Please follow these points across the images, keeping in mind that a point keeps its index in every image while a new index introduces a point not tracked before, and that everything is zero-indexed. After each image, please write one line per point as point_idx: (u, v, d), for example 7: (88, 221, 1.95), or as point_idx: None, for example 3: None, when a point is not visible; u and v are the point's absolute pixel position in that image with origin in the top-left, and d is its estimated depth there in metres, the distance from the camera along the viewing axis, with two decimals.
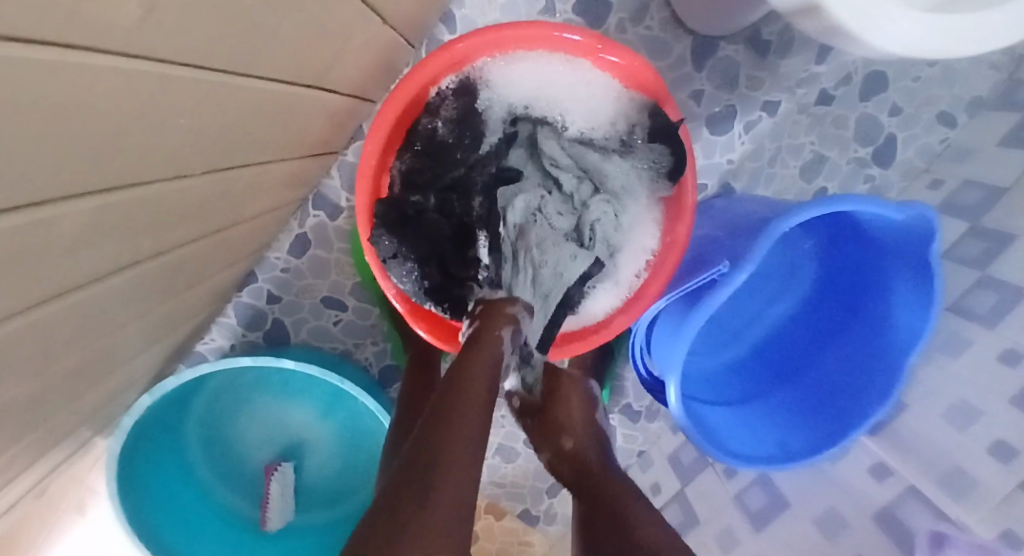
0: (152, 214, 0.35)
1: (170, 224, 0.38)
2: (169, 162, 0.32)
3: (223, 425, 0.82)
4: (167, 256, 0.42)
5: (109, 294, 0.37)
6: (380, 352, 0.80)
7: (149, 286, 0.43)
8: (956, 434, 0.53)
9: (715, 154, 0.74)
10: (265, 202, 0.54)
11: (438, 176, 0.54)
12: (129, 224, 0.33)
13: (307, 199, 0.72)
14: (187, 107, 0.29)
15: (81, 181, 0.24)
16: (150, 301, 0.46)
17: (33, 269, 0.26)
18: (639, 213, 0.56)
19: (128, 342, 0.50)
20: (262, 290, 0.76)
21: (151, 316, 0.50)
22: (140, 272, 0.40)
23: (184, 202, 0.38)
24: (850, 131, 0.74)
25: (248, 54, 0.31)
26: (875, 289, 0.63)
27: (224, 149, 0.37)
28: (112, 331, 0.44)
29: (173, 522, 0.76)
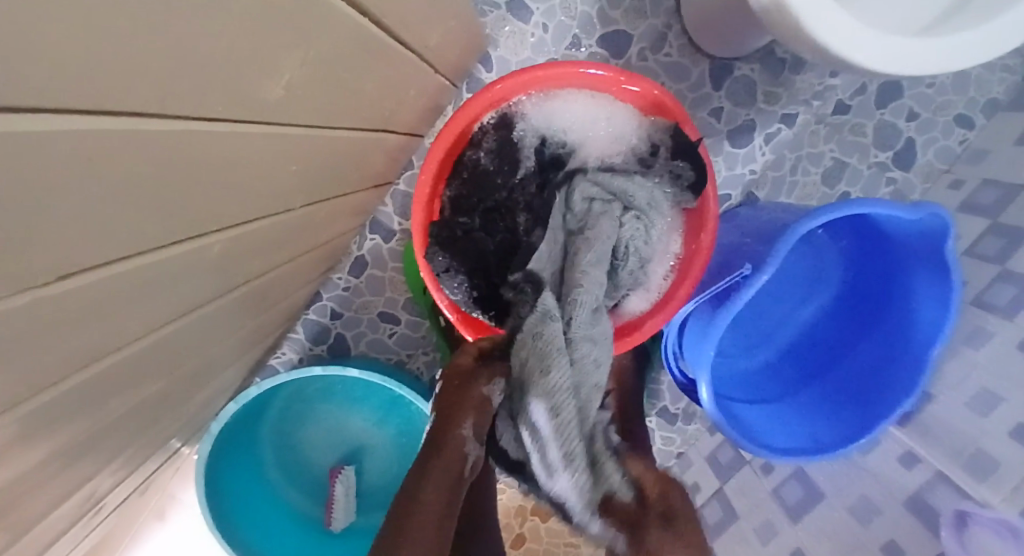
0: (262, 239, 0.43)
1: (269, 246, 0.46)
2: (277, 195, 0.39)
3: (289, 432, 0.90)
4: (265, 275, 0.50)
5: (223, 307, 0.46)
6: (430, 362, 0.87)
7: (248, 300, 0.51)
8: (981, 421, 0.56)
9: (737, 166, 0.79)
10: (332, 227, 0.62)
11: (484, 199, 0.60)
12: (245, 246, 0.41)
13: (364, 225, 0.81)
14: (288, 152, 0.36)
15: (216, 206, 0.31)
16: (246, 315, 0.55)
17: (180, 277, 0.34)
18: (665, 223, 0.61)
19: (225, 349, 0.58)
20: (327, 307, 0.84)
21: (244, 327, 0.58)
22: (244, 287, 0.48)
23: (280, 229, 0.45)
24: (868, 138, 0.77)
25: (339, 103, 0.39)
26: (899, 286, 0.66)
27: (313, 183, 0.45)
28: (220, 340, 0.53)
29: (247, 520, 0.83)
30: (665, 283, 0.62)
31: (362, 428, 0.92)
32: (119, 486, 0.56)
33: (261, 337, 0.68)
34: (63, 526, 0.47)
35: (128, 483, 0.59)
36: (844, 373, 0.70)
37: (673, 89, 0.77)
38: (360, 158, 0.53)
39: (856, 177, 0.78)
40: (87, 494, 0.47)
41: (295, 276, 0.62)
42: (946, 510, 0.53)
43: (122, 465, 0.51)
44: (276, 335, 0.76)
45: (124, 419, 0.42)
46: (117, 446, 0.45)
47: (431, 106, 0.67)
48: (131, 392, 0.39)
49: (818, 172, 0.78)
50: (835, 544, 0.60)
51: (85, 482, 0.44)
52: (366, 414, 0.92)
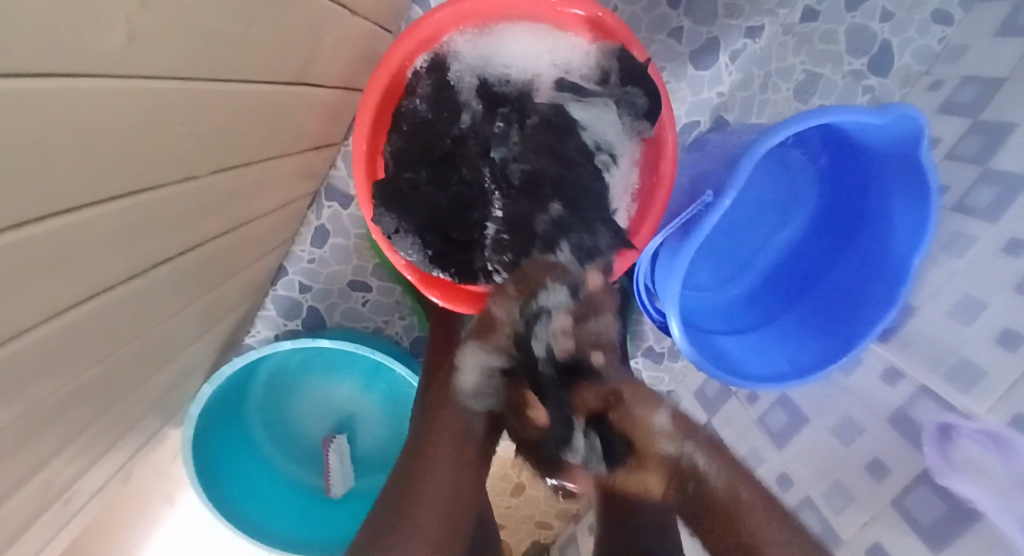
0: (172, 209, 0.40)
1: (190, 220, 0.44)
2: (172, 162, 0.36)
3: (277, 409, 0.91)
4: (194, 250, 0.47)
5: (150, 288, 0.44)
6: (408, 327, 0.86)
7: (185, 279, 0.49)
8: (965, 328, 0.53)
9: (704, 90, 0.75)
10: (273, 196, 0.59)
11: (429, 150, 0.57)
12: (156, 221, 0.38)
13: (319, 191, 0.78)
14: (176, 114, 0.33)
15: (95, 182, 0.29)
16: (189, 295, 0.53)
17: (82, 258, 0.31)
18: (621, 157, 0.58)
19: (177, 332, 0.56)
20: (295, 282, 0.82)
21: (193, 306, 0.56)
22: (174, 267, 0.46)
23: (199, 202, 0.43)
24: (840, 45, 0.72)
25: (233, 54, 0.35)
26: (879, 198, 0.62)
27: (224, 148, 0.42)
28: (162, 324, 0.51)
29: (243, 495, 0.85)
30: (627, 218, 0.59)
31: (349, 397, 0.92)
32: (87, 473, 0.56)
33: (220, 316, 0.67)
34: (27, 516, 0.47)
35: (96, 472, 0.59)
36: (823, 294, 0.68)
37: (628, 13, 0.72)
38: (283, 118, 0.50)
39: (831, 87, 0.73)
40: (45, 485, 0.47)
41: (242, 249, 0.60)
42: (927, 424, 0.51)
43: (80, 456, 0.51)
44: (241, 312, 0.75)
45: (59, 413, 0.41)
46: (65, 439, 0.45)
47: (365, 58, 0.63)
48: (59, 386, 0.38)
49: (790, 86, 0.74)
50: (817, 465, 0.61)
51: (35, 473, 0.44)
52: (350, 383, 0.91)
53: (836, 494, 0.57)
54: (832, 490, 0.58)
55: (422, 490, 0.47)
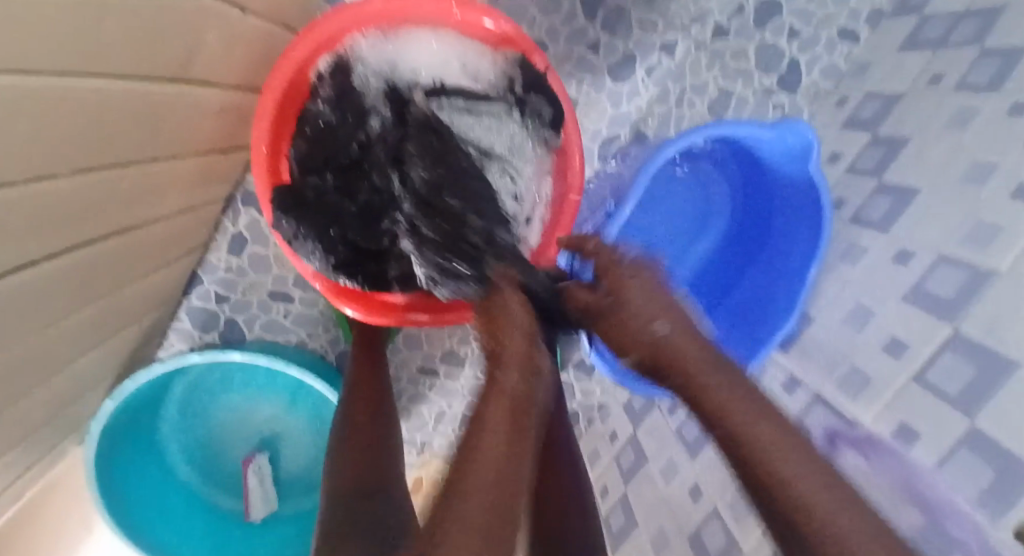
0: (34, 208, 0.36)
1: (62, 220, 0.41)
2: (34, 159, 0.33)
3: (194, 427, 0.86)
4: (63, 255, 0.44)
5: (23, 293, 0.41)
6: (333, 339, 0.84)
7: (61, 284, 0.46)
8: (855, 336, 0.55)
9: (623, 103, 0.76)
10: (166, 199, 0.56)
11: (334, 156, 0.56)
12: (24, 220, 0.36)
13: (235, 197, 0.75)
14: (47, 103, 0.31)
15: None
16: (68, 303, 0.49)
17: None
18: (529, 166, 0.59)
19: (61, 341, 0.52)
20: (210, 292, 0.79)
21: (78, 313, 0.52)
22: (47, 271, 0.43)
23: (68, 200, 0.40)
24: (751, 62, 0.75)
25: (105, 45, 0.34)
26: (783, 211, 0.65)
27: (95, 142, 0.39)
28: (37, 333, 0.47)
29: (156, 519, 0.80)
30: (540, 227, 0.59)
31: (271, 415, 0.88)
32: None
33: (116, 327, 0.63)
34: None
35: None
36: (734, 301, 0.70)
37: (546, 26, 0.73)
38: (167, 117, 0.48)
39: (743, 103, 0.76)
40: None
41: (133, 256, 0.56)
42: (820, 430, 0.53)
43: None
44: (145, 324, 0.71)
45: None
46: None
47: (262, 60, 0.61)
48: None
49: (704, 101, 0.76)
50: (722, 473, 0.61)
51: None
52: (272, 400, 0.88)
53: (737, 504, 0.56)
54: (735, 499, 0.57)
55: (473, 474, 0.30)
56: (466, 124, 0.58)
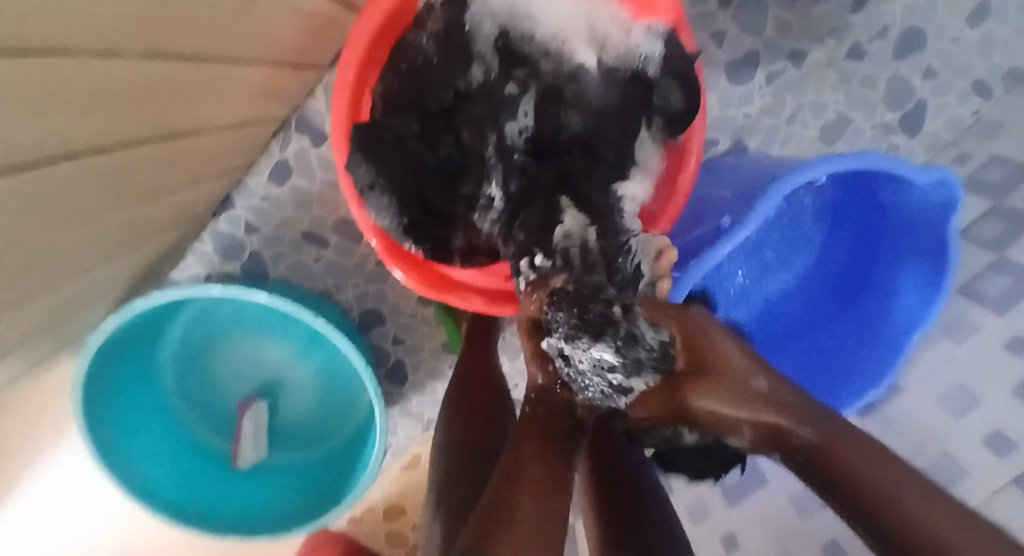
0: (83, 86, 0.28)
1: (119, 102, 0.33)
2: (89, 32, 0.25)
3: (194, 356, 0.80)
4: (112, 146, 0.36)
5: (61, 181, 0.33)
6: (361, 296, 0.78)
7: (101, 178, 0.39)
8: (954, 421, 0.50)
9: (732, 107, 0.69)
10: (224, 104, 0.48)
11: (426, 99, 0.49)
12: (82, 94, 0.28)
13: (289, 121, 0.66)
14: None
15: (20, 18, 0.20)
16: (103, 203, 0.42)
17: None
18: (647, 153, 0.52)
19: (83, 243, 0.45)
20: (240, 218, 0.71)
21: (109, 212, 0.45)
22: (92, 159, 0.35)
23: (130, 79, 0.33)
24: (878, 93, 0.68)
25: None
26: (879, 268, 0.60)
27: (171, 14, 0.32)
28: (66, 231, 0.40)
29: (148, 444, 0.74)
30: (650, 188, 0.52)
31: (277, 360, 0.82)
32: None
33: (138, 236, 0.56)
34: None
35: None
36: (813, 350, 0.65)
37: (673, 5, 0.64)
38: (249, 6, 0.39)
39: (857, 135, 0.69)
40: None
41: (173, 163, 0.49)
42: None
43: None
44: (166, 238, 0.64)
45: None
46: None
47: None
48: None
49: (818, 122, 0.69)
50: (769, 533, 0.58)
51: None
52: (281, 346, 0.82)
53: None
54: None
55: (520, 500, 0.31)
56: (577, 92, 0.49)
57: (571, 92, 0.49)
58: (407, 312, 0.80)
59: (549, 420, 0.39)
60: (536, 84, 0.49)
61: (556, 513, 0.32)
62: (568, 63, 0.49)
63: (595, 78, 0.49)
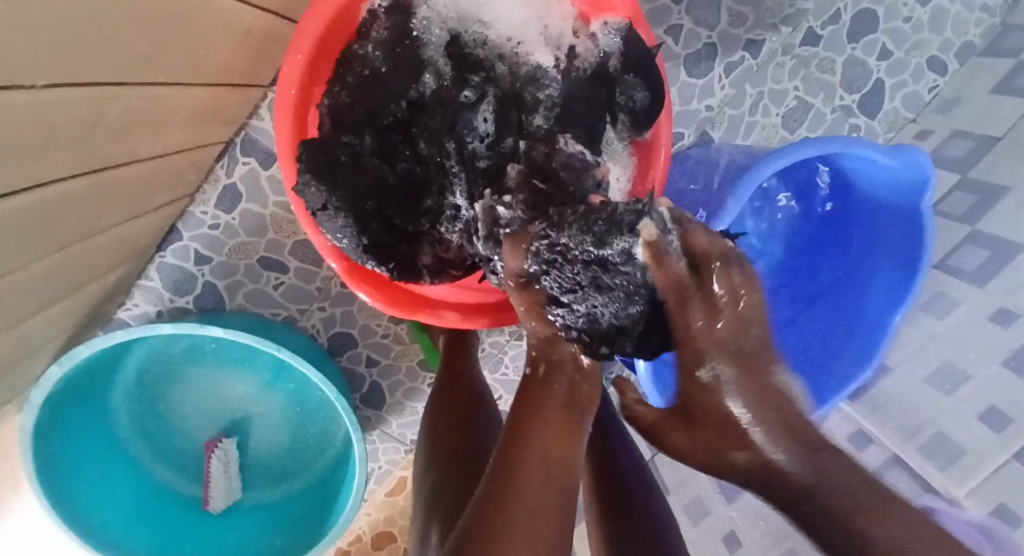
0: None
1: (38, 146, 0.29)
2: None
3: (151, 400, 0.74)
4: (32, 191, 0.32)
5: None
6: (328, 319, 0.74)
7: (24, 228, 0.34)
8: (944, 399, 0.50)
9: (694, 100, 0.68)
10: (157, 133, 0.44)
11: (378, 111, 0.46)
12: None
13: (234, 143, 0.62)
14: None
15: None
16: (29, 253, 0.38)
17: None
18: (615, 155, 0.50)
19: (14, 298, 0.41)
20: (189, 250, 0.67)
21: (39, 263, 0.40)
22: (12, 209, 0.31)
23: (48, 119, 0.29)
24: (836, 77, 0.68)
25: None
26: (856, 249, 0.60)
27: (88, 44, 0.28)
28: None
29: (109, 498, 0.68)
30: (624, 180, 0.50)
31: (243, 393, 0.78)
32: None
33: (79, 281, 0.51)
34: None
35: None
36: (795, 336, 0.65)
37: None
38: (176, 25, 0.36)
39: (818, 119, 0.70)
40: None
41: (105, 201, 0.44)
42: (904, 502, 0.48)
43: None
44: (109, 279, 0.59)
45: None
46: None
47: None
48: None
49: (780, 109, 0.69)
50: (768, 529, 0.56)
51: None
52: (246, 379, 0.77)
53: None
54: None
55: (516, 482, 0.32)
56: (535, 94, 0.48)
57: (530, 96, 0.48)
58: (379, 333, 0.76)
59: (549, 382, 0.39)
60: (493, 88, 0.47)
61: (557, 479, 0.34)
62: (525, 64, 0.47)
63: (554, 78, 0.48)
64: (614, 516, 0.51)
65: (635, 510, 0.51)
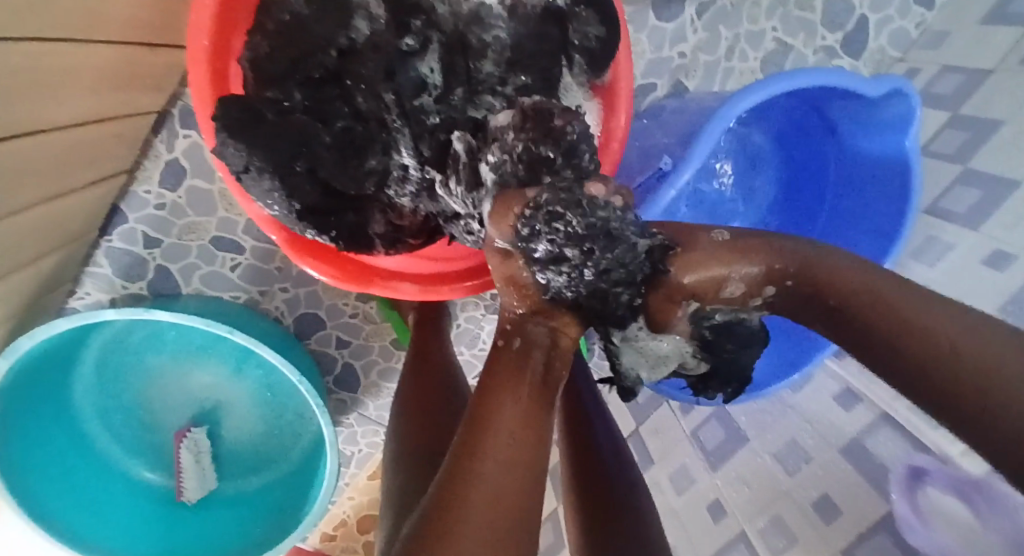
0: None
1: None
2: None
3: (114, 391, 0.72)
4: None
5: None
6: (291, 301, 0.70)
7: None
8: None
9: (666, 48, 0.63)
10: (60, 99, 0.40)
11: (304, 63, 0.42)
12: None
13: (171, 114, 0.58)
14: None
15: None
16: None
17: None
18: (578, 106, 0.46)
19: None
20: (137, 233, 0.63)
21: None
22: None
23: None
24: (817, 14, 0.63)
25: None
26: (848, 198, 0.56)
27: None
28: None
29: (76, 494, 0.66)
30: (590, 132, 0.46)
31: (212, 382, 0.75)
32: None
33: (5, 268, 0.48)
34: None
35: None
36: None
37: None
38: None
39: (798, 62, 0.65)
40: None
41: (13, 178, 0.41)
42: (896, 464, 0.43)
43: None
44: (46, 266, 0.55)
45: None
46: None
47: None
48: None
49: (758, 52, 0.64)
50: (754, 496, 0.53)
51: None
52: (214, 365, 0.75)
53: (774, 530, 0.50)
54: (769, 527, 0.51)
55: (475, 466, 0.26)
56: (481, 38, 0.43)
57: (476, 41, 0.43)
58: (347, 312, 0.73)
59: (522, 352, 0.31)
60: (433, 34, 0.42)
61: (521, 462, 0.26)
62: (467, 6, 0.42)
63: (500, 18, 0.43)
64: (590, 492, 0.48)
65: (612, 485, 0.48)
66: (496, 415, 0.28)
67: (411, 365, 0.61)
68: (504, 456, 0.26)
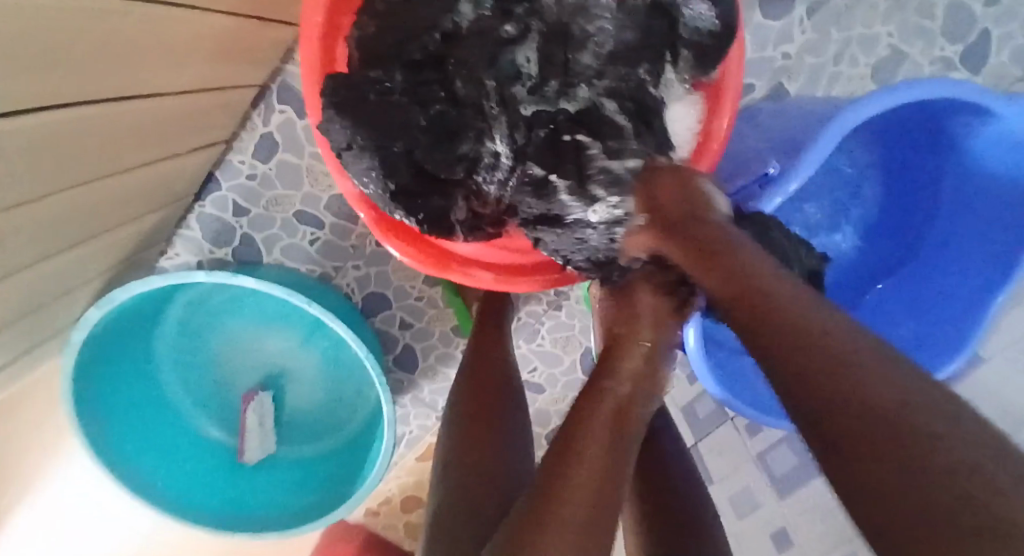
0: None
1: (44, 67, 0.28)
2: None
3: (191, 349, 0.76)
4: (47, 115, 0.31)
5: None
6: (362, 278, 0.72)
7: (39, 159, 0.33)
8: None
9: (769, 47, 0.61)
10: (180, 67, 0.42)
11: (409, 45, 0.42)
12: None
13: (269, 88, 0.61)
14: None
15: None
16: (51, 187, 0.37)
17: None
18: (680, 102, 0.44)
19: (41, 234, 0.40)
20: (227, 200, 0.66)
21: (64, 197, 0.39)
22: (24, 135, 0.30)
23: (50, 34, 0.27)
24: (937, 22, 0.58)
25: None
26: (966, 222, 0.51)
27: None
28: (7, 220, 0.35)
29: (151, 441, 0.70)
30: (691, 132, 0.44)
31: (280, 350, 0.78)
32: None
33: (113, 222, 0.51)
34: None
35: None
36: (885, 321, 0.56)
37: None
38: None
39: (917, 69, 0.60)
40: None
41: (132, 139, 0.43)
42: None
43: None
44: (147, 225, 0.59)
45: None
46: None
47: None
48: None
49: (872, 56, 0.59)
50: (827, 531, 0.50)
51: None
52: (284, 334, 0.78)
53: None
54: None
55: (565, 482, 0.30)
56: (585, 27, 0.41)
57: (582, 31, 0.42)
58: (414, 295, 0.74)
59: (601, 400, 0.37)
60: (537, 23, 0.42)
61: (601, 507, 0.29)
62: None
63: (608, 6, 0.41)
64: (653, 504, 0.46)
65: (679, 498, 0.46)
66: (583, 449, 0.33)
67: (474, 357, 0.61)
68: (588, 488, 0.30)
